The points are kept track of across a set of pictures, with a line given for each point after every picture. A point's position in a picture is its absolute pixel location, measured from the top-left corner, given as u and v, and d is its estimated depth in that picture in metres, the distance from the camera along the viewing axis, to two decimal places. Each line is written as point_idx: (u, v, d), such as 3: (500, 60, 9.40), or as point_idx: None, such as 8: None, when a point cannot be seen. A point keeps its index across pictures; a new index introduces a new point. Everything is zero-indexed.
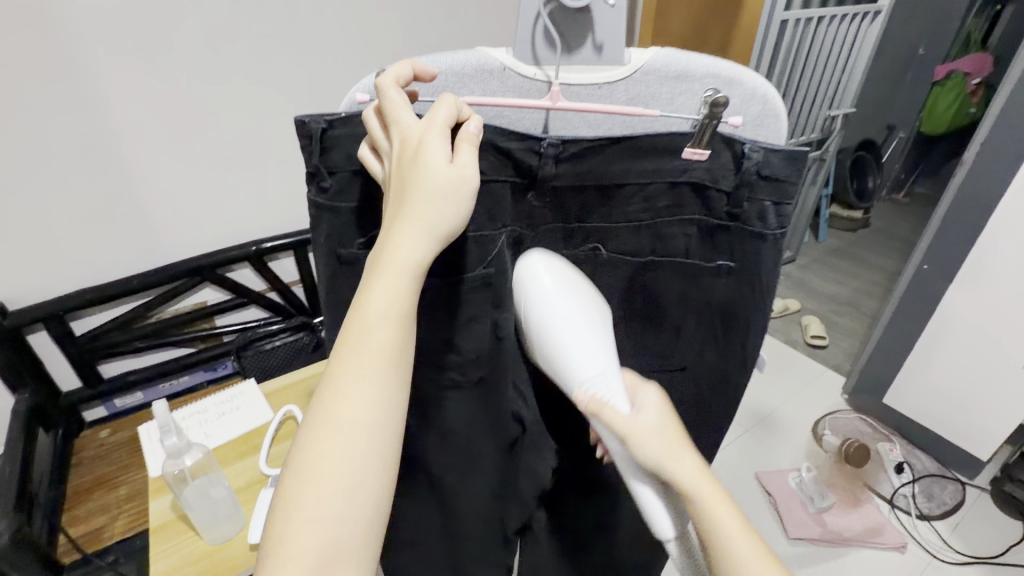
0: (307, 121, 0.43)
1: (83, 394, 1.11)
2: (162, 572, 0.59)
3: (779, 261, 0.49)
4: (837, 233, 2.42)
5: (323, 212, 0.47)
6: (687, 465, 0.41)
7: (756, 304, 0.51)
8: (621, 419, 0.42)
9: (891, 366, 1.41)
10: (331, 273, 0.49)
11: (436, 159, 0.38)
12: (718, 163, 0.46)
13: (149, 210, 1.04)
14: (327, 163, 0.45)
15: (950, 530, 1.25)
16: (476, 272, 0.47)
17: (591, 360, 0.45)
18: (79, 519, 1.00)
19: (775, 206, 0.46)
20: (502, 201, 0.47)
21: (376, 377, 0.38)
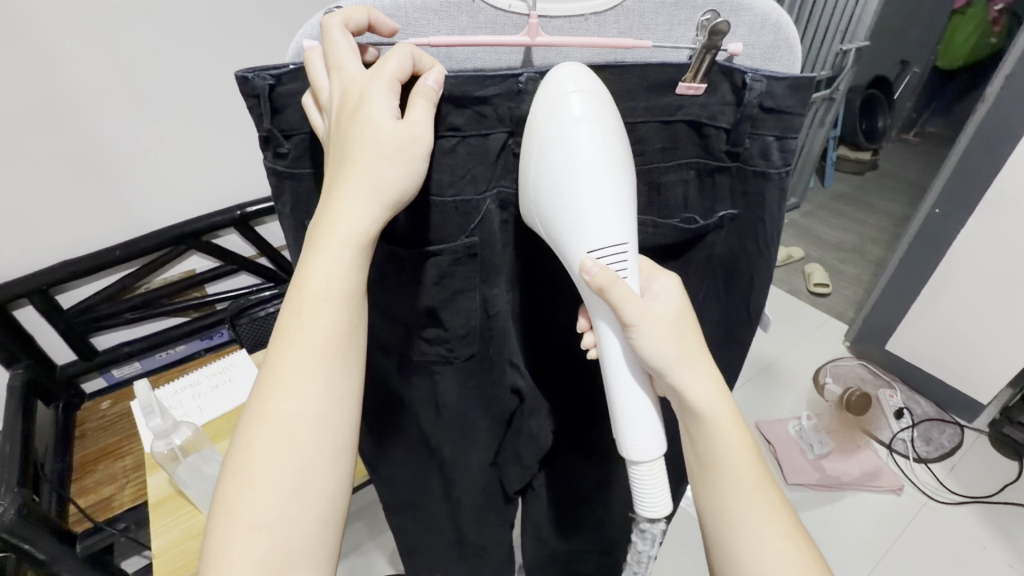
0: (250, 77, 0.37)
1: (78, 367, 1.10)
2: (163, 546, 0.59)
3: (782, 202, 0.46)
4: (844, 177, 2.35)
5: (284, 180, 0.42)
6: (698, 378, 0.43)
7: (760, 251, 0.49)
8: (632, 304, 0.39)
9: (894, 313, 1.40)
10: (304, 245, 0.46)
11: (376, 121, 0.35)
12: (716, 97, 0.42)
13: (123, 177, 0.99)
14: (280, 125, 0.40)
15: (947, 472, 1.26)
16: (458, 242, 0.43)
17: (608, 225, 0.38)
18: (88, 490, 1.00)
19: (777, 142, 0.43)
20: (485, 163, 0.41)
21: (322, 364, 0.37)
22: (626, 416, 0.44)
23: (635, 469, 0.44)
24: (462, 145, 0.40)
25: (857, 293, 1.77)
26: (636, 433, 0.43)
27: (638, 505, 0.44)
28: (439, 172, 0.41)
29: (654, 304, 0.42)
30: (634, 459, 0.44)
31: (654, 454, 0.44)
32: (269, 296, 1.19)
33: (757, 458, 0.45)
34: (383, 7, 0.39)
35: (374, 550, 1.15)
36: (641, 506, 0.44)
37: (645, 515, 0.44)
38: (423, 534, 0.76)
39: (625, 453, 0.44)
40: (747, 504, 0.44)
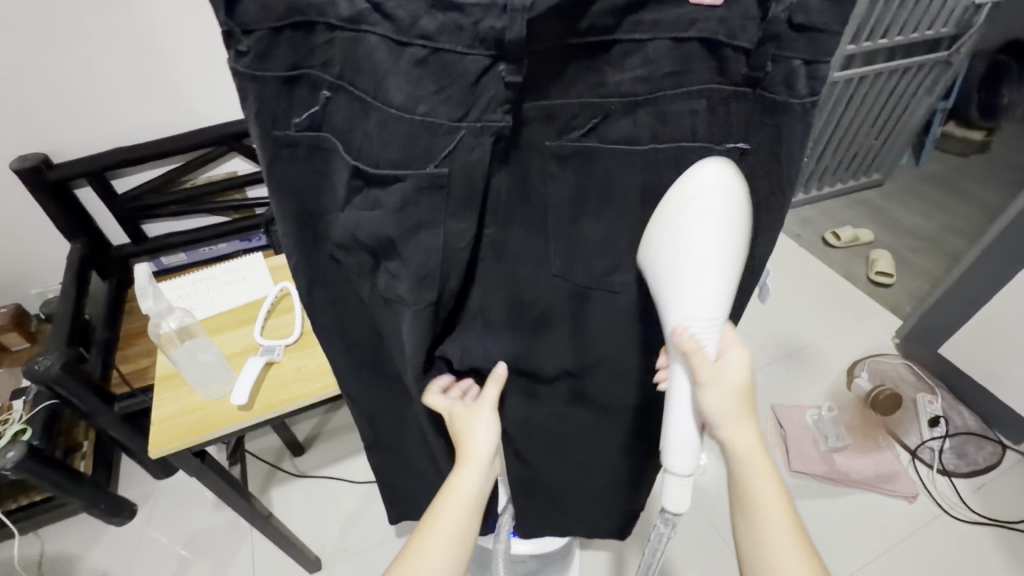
0: None
1: (129, 250, 1.20)
2: (161, 417, 0.65)
3: (806, 138, 0.40)
4: (943, 157, 2.07)
5: (248, 83, 0.39)
6: (744, 431, 0.45)
7: (774, 195, 0.43)
8: (708, 368, 0.42)
9: (957, 314, 1.26)
10: (270, 159, 0.43)
11: (469, 415, 0.55)
12: (736, 10, 0.36)
13: (174, 71, 1.03)
14: (239, 19, 0.36)
15: (972, 489, 1.18)
16: (426, 168, 0.39)
17: (704, 306, 0.41)
18: (129, 359, 1.12)
19: (806, 67, 0.37)
20: (459, 83, 0.36)
21: (463, 515, 0.53)
22: (672, 437, 0.45)
23: (668, 477, 0.46)
24: (433, 57, 0.36)
25: (922, 288, 1.60)
26: (680, 453, 0.45)
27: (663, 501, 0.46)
28: (407, 85, 0.37)
29: (723, 365, 0.44)
30: (674, 469, 0.45)
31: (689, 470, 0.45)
32: None
33: (782, 500, 0.45)
34: None
35: None
36: (665, 502, 0.46)
37: (668, 509, 0.46)
38: (404, 471, 0.76)
39: (667, 465, 0.46)
40: (773, 530, 0.44)
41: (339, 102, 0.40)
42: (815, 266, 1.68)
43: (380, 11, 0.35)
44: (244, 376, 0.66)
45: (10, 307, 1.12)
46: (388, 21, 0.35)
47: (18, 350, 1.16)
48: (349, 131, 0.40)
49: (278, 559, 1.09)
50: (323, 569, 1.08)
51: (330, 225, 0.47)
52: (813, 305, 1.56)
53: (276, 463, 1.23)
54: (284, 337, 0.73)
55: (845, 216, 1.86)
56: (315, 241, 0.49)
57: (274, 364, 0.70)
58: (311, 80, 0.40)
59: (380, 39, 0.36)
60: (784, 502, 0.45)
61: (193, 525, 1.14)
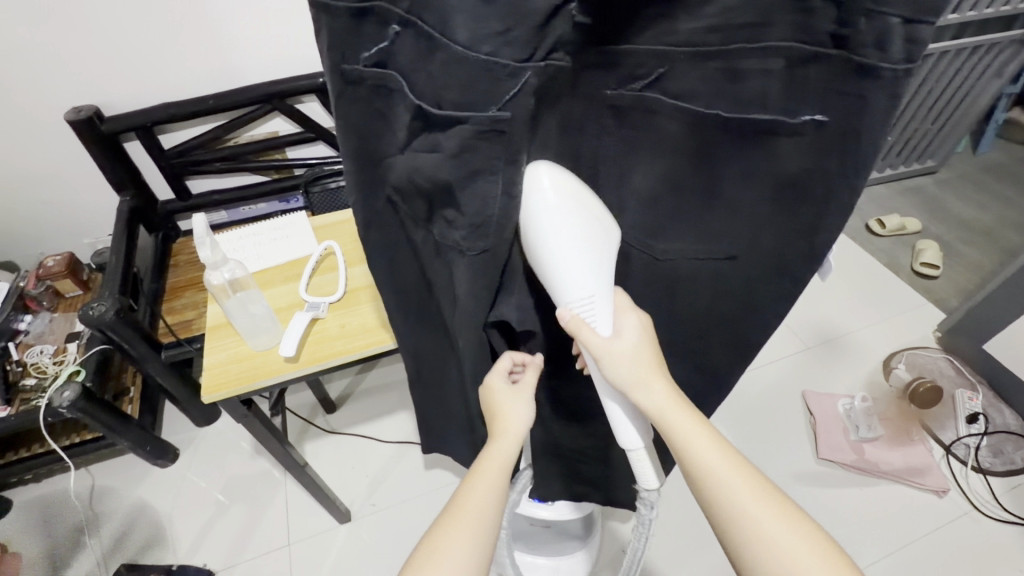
0: None
1: (175, 206, 1.24)
2: (212, 363, 0.67)
3: (889, 113, 0.35)
4: (1006, 147, 1.96)
5: (322, 14, 0.37)
6: (654, 391, 0.45)
7: (842, 173, 0.39)
8: (597, 343, 0.45)
9: (1009, 310, 1.20)
10: (339, 95, 0.41)
11: (511, 396, 0.56)
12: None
13: (220, 24, 1.03)
14: None
15: (1007, 489, 1.15)
16: (484, 113, 0.36)
17: (578, 283, 0.43)
18: (175, 310, 1.15)
19: (903, 26, 0.31)
20: (527, 24, 0.33)
21: (496, 487, 0.51)
22: (616, 427, 0.51)
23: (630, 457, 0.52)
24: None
25: (970, 282, 1.54)
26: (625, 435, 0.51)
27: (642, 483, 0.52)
28: (473, 24, 0.33)
29: (618, 336, 0.46)
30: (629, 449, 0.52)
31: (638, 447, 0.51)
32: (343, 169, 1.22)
33: (737, 456, 0.44)
34: None
35: (404, 418, 1.27)
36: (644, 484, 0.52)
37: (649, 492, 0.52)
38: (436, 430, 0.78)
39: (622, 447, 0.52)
40: (728, 477, 0.42)
41: (407, 41, 0.36)
42: (858, 253, 1.63)
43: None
44: (290, 331, 0.67)
45: (64, 255, 1.17)
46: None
47: (72, 297, 1.21)
48: (416, 73, 0.37)
49: (309, 509, 1.14)
50: (351, 522, 1.12)
51: (390, 170, 0.45)
52: (853, 293, 1.52)
53: (310, 418, 1.28)
54: (328, 295, 0.74)
55: (893, 203, 1.79)
56: (374, 184, 0.47)
57: (319, 320, 0.71)
58: (381, 13, 0.36)
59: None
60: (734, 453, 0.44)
61: (230, 471, 1.20)
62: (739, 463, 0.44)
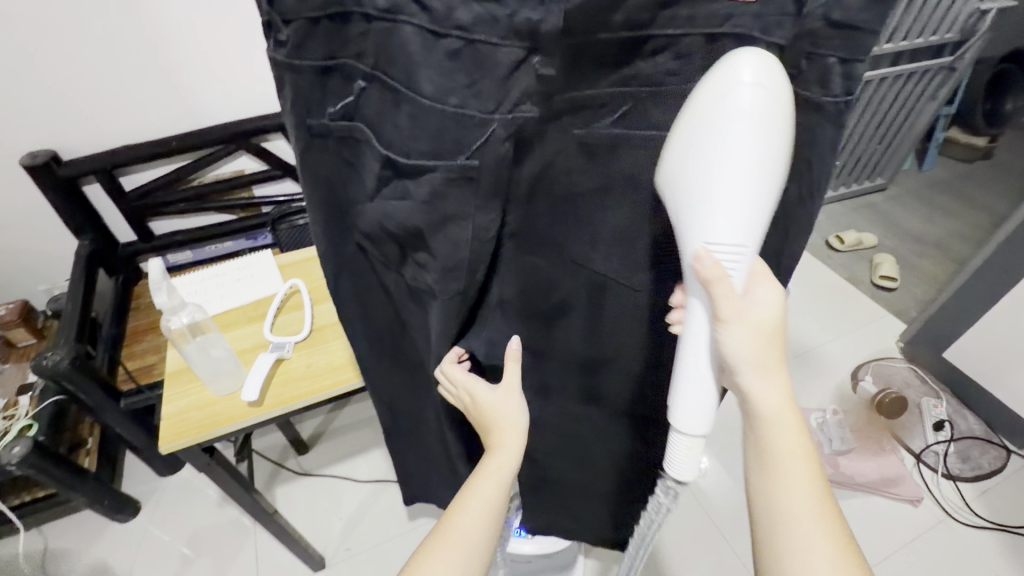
0: None
1: (137, 247, 1.21)
2: (172, 411, 0.65)
3: (837, 142, 0.39)
4: (947, 164, 2.07)
5: (285, 72, 0.40)
6: (774, 385, 0.41)
7: (804, 201, 0.43)
8: (731, 302, 0.38)
9: (965, 318, 1.25)
10: (304, 147, 0.44)
11: (499, 399, 0.55)
12: (773, 5, 0.34)
13: (186, 66, 1.04)
14: (278, 8, 0.37)
15: (977, 494, 1.17)
16: (453, 161, 0.37)
17: (733, 224, 0.35)
18: (135, 354, 1.12)
19: (841, 66, 0.36)
20: (491, 75, 0.34)
21: (494, 497, 0.52)
22: (681, 396, 0.42)
23: (674, 437, 0.43)
24: (468, 48, 0.34)
25: (926, 293, 1.61)
26: (691, 412, 0.42)
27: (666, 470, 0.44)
28: (437, 77, 0.35)
29: (752, 305, 0.40)
30: (680, 428, 0.42)
31: (701, 430, 0.42)
32: None
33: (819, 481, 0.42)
34: None
35: (380, 456, 1.24)
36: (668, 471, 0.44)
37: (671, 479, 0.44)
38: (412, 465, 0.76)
39: (672, 421, 0.43)
40: (802, 509, 0.41)
41: (372, 93, 0.39)
42: (820, 269, 1.69)
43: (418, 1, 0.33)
44: (253, 374, 0.66)
45: (17, 302, 1.13)
46: (424, 12, 0.33)
47: (25, 345, 1.16)
48: (381, 122, 0.39)
49: (282, 558, 1.09)
50: (325, 569, 1.07)
51: (358, 216, 0.47)
52: (817, 308, 1.57)
53: (281, 461, 1.23)
54: (293, 334, 0.73)
55: (849, 220, 1.86)
56: (341, 228, 0.49)
57: (284, 360, 0.70)
58: (345, 69, 0.40)
59: (416, 31, 0.34)
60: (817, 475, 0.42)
61: (196, 522, 1.14)
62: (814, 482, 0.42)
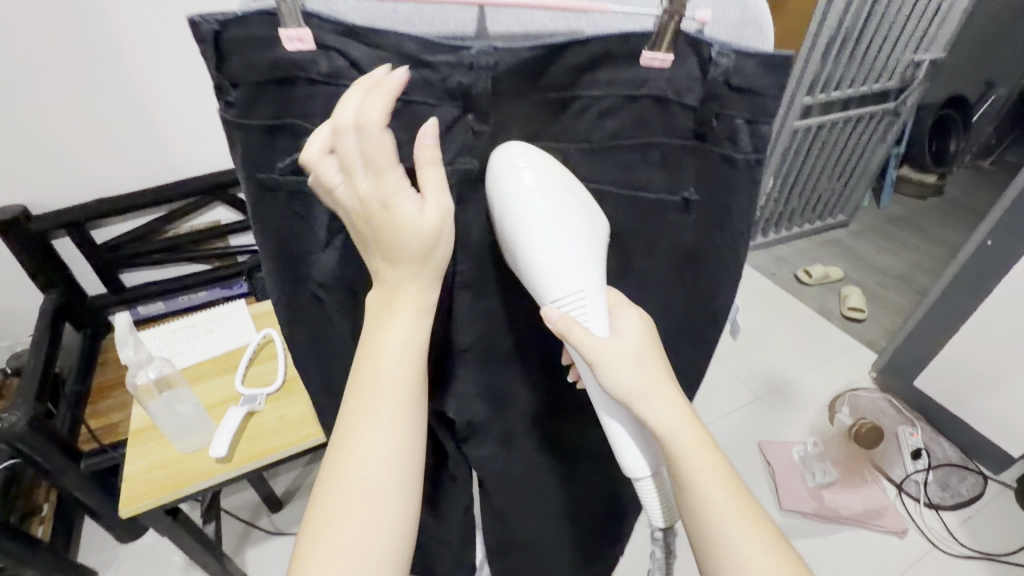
0: (197, 18, 0.32)
1: (106, 300, 1.18)
2: (133, 472, 0.62)
3: (753, 193, 0.41)
4: (903, 200, 2.19)
5: (235, 130, 0.36)
6: (664, 406, 0.37)
7: (729, 244, 0.44)
8: (593, 345, 0.37)
9: (930, 346, 1.30)
10: (254, 203, 0.39)
11: (391, 188, 0.33)
12: (705, 71, 0.38)
13: (160, 120, 1.06)
14: (228, 72, 0.34)
15: (960, 522, 1.18)
16: None
17: (568, 274, 0.37)
18: (99, 414, 1.07)
19: (747, 126, 0.38)
20: None
21: (399, 406, 0.37)
22: (618, 440, 0.42)
23: (638, 485, 0.43)
24: (405, 110, 0.36)
25: (894, 323, 1.66)
26: (631, 456, 0.42)
27: (650, 518, 0.44)
28: None
29: (616, 338, 0.38)
30: (636, 476, 0.43)
31: (651, 470, 0.42)
32: None
33: (735, 481, 0.37)
34: None
35: None
36: (652, 519, 0.43)
37: (657, 526, 0.43)
38: None
39: (627, 472, 0.43)
40: (727, 511, 0.36)
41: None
42: (792, 303, 1.73)
43: (358, 68, 0.35)
44: (222, 429, 0.64)
45: None
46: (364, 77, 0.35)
47: None
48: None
49: None
50: None
51: (314, 267, 0.44)
52: (792, 341, 1.60)
53: (252, 520, 1.17)
54: (266, 386, 0.71)
55: (816, 255, 1.94)
56: (295, 280, 0.44)
57: (255, 413, 0.68)
58: (294, 129, 0.37)
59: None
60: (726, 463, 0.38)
61: None
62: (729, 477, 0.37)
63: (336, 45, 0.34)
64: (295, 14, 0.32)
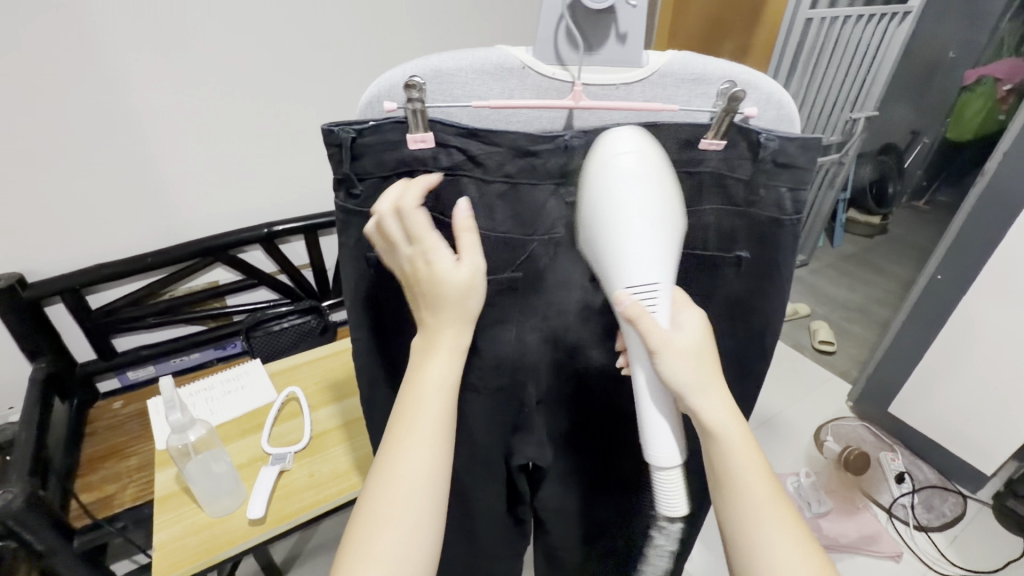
0: (336, 130, 0.43)
1: (97, 366, 1.16)
2: (163, 540, 0.61)
3: (795, 245, 0.50)
4: (853, 239, 2.38)
5: (352, 217, 0.47)
6: (715, 399, 0.42)
7: (775, 289, 0.53)
8: (659, 333, 0.41)
9: (900, 374, 1.39)
10: (360, 276, 0.50)
11: (433, 242, 0.42)
12: (733, 152, 0.47)
13: (168, 187, 1.08)
14: (356, 169, 0.45)
15: (948, 542, 1.23)
16: (502, 275, 0.49)
17: (647, 266, 0.42)
18: (92, 485, 1.02)
19: (790, 193, 0.47)
20: (532, 209, 0.47)
21: (434, 426, 0.41)
22: (655, 432, 0.45)
23: (657, 475, 0.46)
24: (511, 190, 0.47)
25: (861, 353, 1.78)
26: (657, 442, 0.45)
27: (661, 505, 0.46)
28: (485, 216, 0.47)
29: (676, 330, 0.43)
30: (658, 465, 0.46)
31: (672, 461, 0.45)
32: (285, 311, 1.25)
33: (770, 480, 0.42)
34: (446, 69, 0.44)
35: None
36: (663, 506, 0.46)
37: (665, 514, 0.46)
38: None
39: (649, 459, 0.46)
40: (758, 509, 0.41)
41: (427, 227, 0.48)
42: None
43: (474, 160, 0.45)
44: (257, 489, 0.64)
45: None
46: (478, 168, 0.46)
47: None
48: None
49: None
50: None
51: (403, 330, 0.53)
52: (772, 375, 1.68)
53: None
54: (292, 444, 0.72)
55: None
56: (386, 336, 0.55)
57: (284, 472, 0.68)
58: None
59: (471, 180, 0.46)
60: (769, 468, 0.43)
61: None
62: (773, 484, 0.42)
63: (457, 143, 0.44)
64: (421, 123, 0.43)
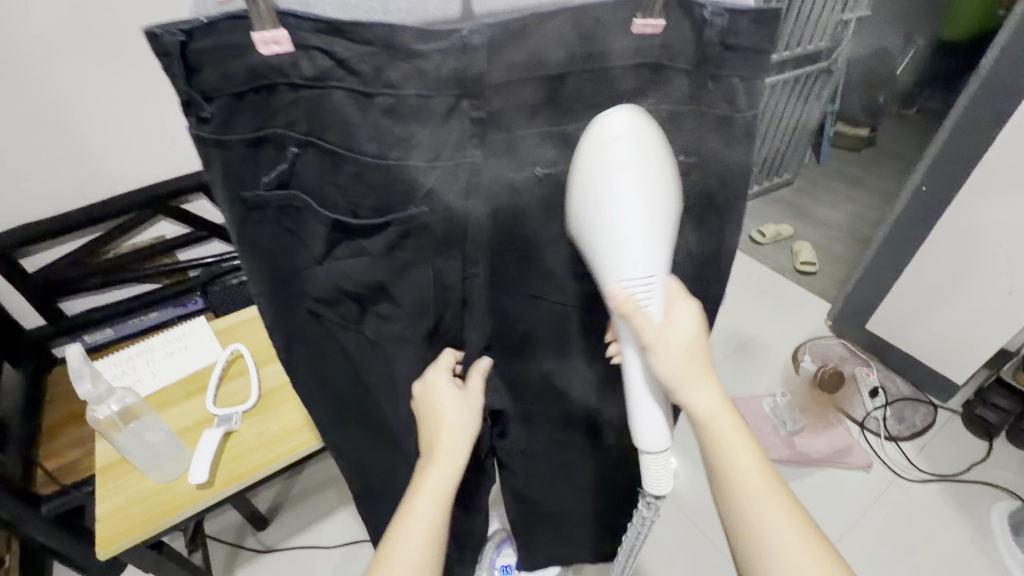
0: (159, 32, 0.34)
1: (45, 331, 1.09)
2: (107, 510, 0.58)
3: (749, 146, 0.45)
4: (839, 154, 2.30)
5: (212, 148, 0.40)
6: (705, 393, 0.43)
7: (729, 200, 0.48)
8: (651, 329, 0.41)
9: (879, 291, 1.38)
10: (242, 218, 0.44)
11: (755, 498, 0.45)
12: (677, 36, 0.40)
13: (87, 133, 0.97)
14: (199, 86, 0.36)
15: (917, 450, 1.27)
16: (406, 212, 0.42)
17: (638, 261, 0.39)
18: (54, 453, 1.00)
19: (742, 84, 0.42)
20: (429, 121, 0.39)
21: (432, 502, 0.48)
22: (640, 415, 0.45)
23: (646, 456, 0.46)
24: (398, 104, 0.38)
25: (842, 271, 1.76)
26: (651, 432, 0.45)
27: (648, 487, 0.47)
28: (377, 136, 0.39)
29: (673, 325, 0.42)
30: (646, 448, 0.46)
31: (661, 446, 0.46)
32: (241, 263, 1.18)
33: (763, 463, 0.44)
34: None
35: (348, 516, 1.17)
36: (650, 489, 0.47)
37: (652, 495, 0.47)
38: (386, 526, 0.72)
39: (639, 444, 0.46)
40: (755, 499, 0.43)
41: (309, 158, 0.41)
42: (748, 263, 1.80)
43: (346, 67, 0.37)
44: (198, 454, 0.61)
45: None
46: (353, 76, 0.37)
47: None
48: (321, 186, 0.42)
49: None
50: None
51: (306, 282, 0.47)
52: (753, 299, 1.67)
53: (238, 542, 1.13)
54: (237, 404, 0.68)
55: (766, 214, 2.01)
56: (291, 296, 0.49)
57: (232, 434, 0.65)
58: (277, 139, 0.40)
59: (346, 93, 0.38)
60: (765, 462, 0.45)
61: None
62: (770, 477, 0.44)
63: (318, 43, 0.36)
64: (266, 16, 0.34)
